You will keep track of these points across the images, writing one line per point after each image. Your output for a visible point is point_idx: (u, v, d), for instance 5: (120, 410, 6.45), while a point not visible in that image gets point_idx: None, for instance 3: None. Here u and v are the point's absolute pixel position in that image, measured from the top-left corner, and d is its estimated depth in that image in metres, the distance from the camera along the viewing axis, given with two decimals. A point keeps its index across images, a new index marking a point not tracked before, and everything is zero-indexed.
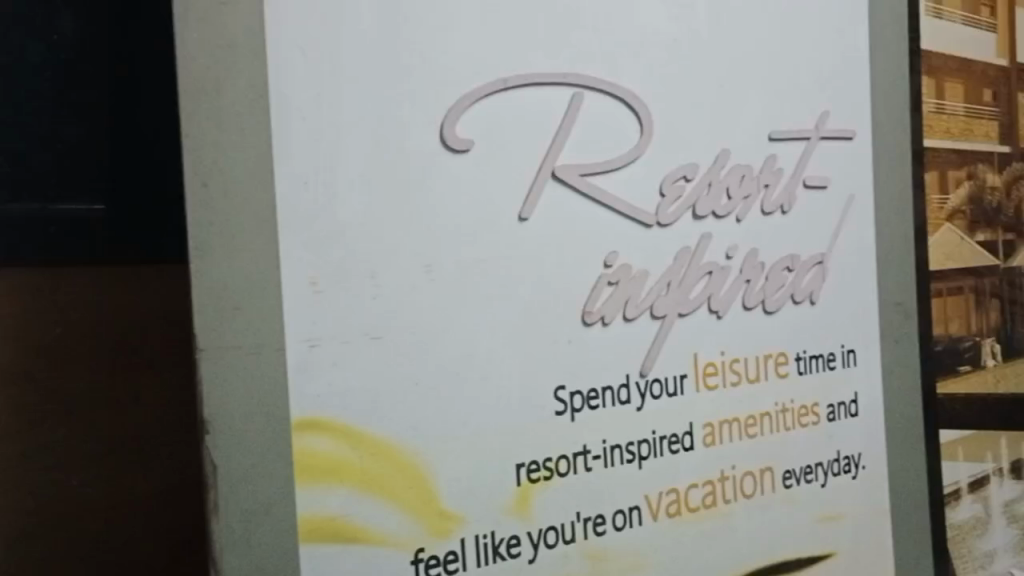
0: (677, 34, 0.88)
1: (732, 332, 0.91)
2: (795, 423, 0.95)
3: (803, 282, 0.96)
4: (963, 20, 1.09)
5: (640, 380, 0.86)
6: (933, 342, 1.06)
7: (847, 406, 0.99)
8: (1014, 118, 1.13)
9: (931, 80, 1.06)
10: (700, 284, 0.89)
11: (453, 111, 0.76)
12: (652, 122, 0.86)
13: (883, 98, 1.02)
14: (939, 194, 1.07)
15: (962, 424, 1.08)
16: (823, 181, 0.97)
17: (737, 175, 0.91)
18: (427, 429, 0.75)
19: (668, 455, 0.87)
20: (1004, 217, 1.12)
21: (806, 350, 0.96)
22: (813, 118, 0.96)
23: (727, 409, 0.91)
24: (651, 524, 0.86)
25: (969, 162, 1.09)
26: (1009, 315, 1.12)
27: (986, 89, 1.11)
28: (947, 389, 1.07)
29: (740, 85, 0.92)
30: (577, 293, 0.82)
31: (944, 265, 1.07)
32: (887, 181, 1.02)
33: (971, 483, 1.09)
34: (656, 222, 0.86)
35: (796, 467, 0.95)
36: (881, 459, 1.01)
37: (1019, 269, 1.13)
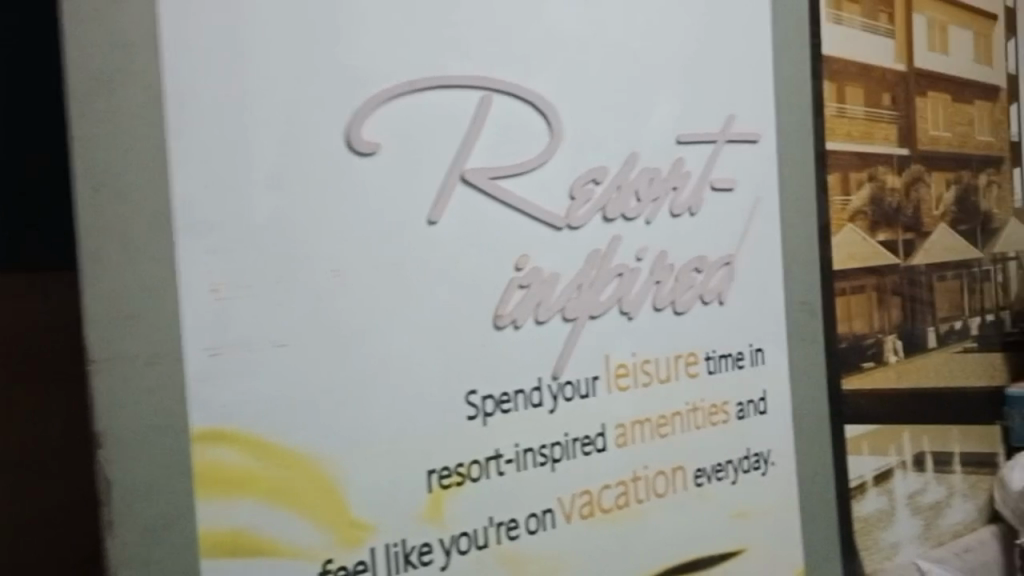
0: (587, 37, 0.88)
1: (643, 333, 0.92)
2: (705, 422, 0.96)
3: (712, 282, 0.97)
4: (863, 26, 1.12)
5: (553, 383, 0.86)
6: (838, 340, 1.08)
7: (756, 404, 1.00)
8: (911, 121, 1.18)
9: (833, 85, 1.09)
10: (611, 285, 0.90)
11: (359, 113, 0.75)
12: (562, 125, 0.86)
13: (789, 102, 1.04)
14: (842, 195, 1.10)
15: (866, 420, 1.11)
16: (729, 183, 0.98)
17: (646, 178, 0.92)
18: (336, 437, 0.73)
19: (581, 457, 0.87)
20: (903, 217, 1.17)
21: (716, 350, 0.97)
22: (721, 121, 0.98)
23: (639, 409, 0.91)
24: (565, 526, 0.86)
25: (870, 164, 1.13)
26: (909, 311, 1.17)
27: (885, 93, 1.15)
28: (851, 384, 1.10)
29: (649, 88, 0.93)
30: (488, 296, 0.82)
31: (847, 265, 1.10)
32: (794, 182, 1.04)
33: (876, 477, 1.12)
34: (566, 225, 0.87)
35: (707, 465, 0.96)
36: (789, 455, 1.03)
37: (917, 268, 1.18)
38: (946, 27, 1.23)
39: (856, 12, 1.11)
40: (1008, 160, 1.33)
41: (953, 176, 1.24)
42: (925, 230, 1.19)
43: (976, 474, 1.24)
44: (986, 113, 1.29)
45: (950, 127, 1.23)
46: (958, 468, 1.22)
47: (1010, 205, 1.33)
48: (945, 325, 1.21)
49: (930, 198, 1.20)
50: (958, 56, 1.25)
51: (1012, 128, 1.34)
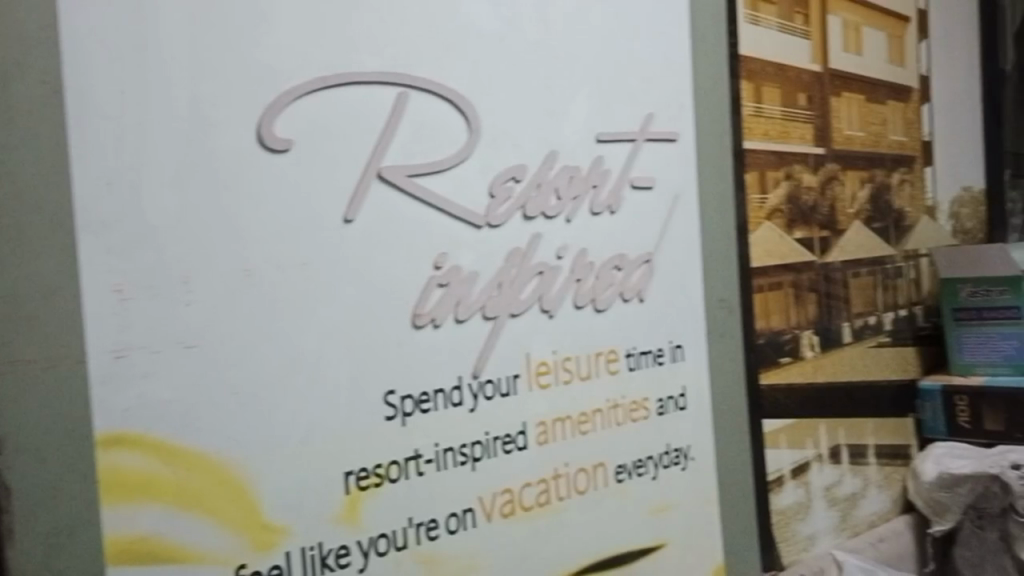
0: (504, 34, 0.88)
1: (563, 331, 0.92)
2: (626, 419, 0.97)
3: (632, 280, 0.98)
4: (779, 27, 1.14)
5: (473, 382, 0.85)
6: (756, 337, 1.10)
7: (676, 400, 1.01)
8: (826, 121, 1.21)
9: (751, 85, 1.10)
10: (531, 284, 0.90)
11: (271, 109, 0.73)
12: (480, 123, 0.86)
13: (706, 102, 1.05)
14: (759, 193, 1.12)
15: (784, 414, 1.13)
16: (648, 181, 0.99)
17: (566, 176, 0.92)
18: (248, 439, 0.72)
19: (501, 456, 0.87)
20: (819, 215, 1.19)
21: (636, 346, 0.98)
22: (639, 120, 0.99)
23: (560, 407, 0.91)
24: (486, 525, 0.85)
25: (787, 163, 1.15)
26: (826, 307, 1.19)
27: (801, 93, 1.17)
28: (769, 379, 1.12)
29: (567, 86, 0.93)
30: (405, 294, 0.81)
31: (765, 262, 1.12)
32: (711, 181, 1.06)
33: (793, 470, 1.14)
34: (486, 223, 0.86)
35: (628, 461, 0.97)
36: (709, 449, 1.04)
37: (833, 264, 1.21)
38: (860, 28, 1.26)
39: (772, 13, 1.13)
40: (921, 159, 1.37)
41: (867, 174, 1.27)
42: (839, 227, 1.22)
43: (890, 465, 1.27)
44: (898, 113, 1.33)
45: (864, 126, 1.26)
46: (872, 460, 1.25)
47: (923, 203, 1.37)
48: (860, 320, 1.25)
49: (845, 197, 1.23)
50: (871, 56, 1.28)
51: (925, 127, 1.37)
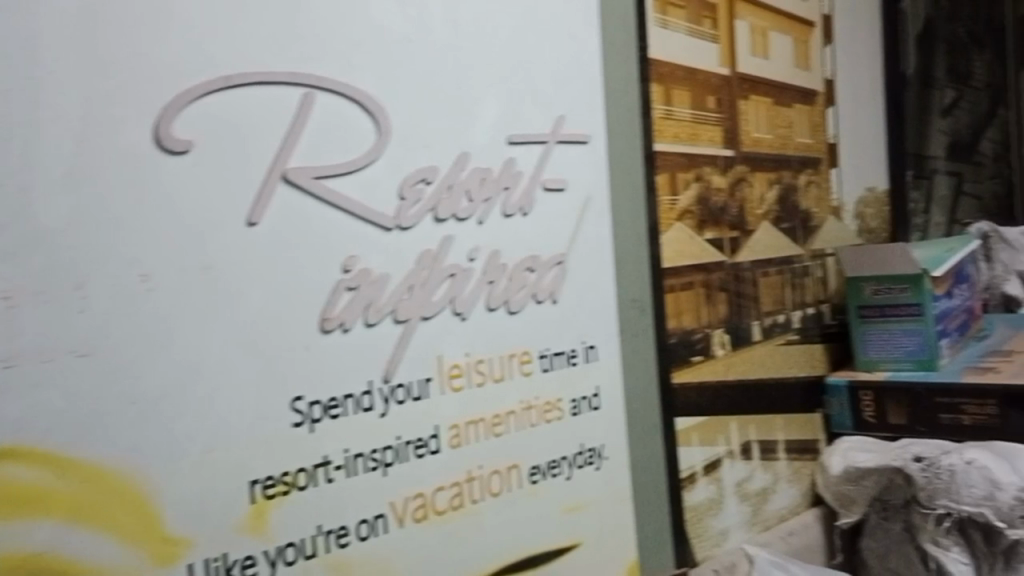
0: (412, 33, 0.87)
1: (476, 332, 0.92)
2: (539, 420, 0.97)
3: (544, 281, 0.98)
4: (688, 30, 1.15)
5: (384, 386, 0.84)
6: (668, 336, 1.12)
7: (589, 400, 1.02)
8: (735, 124, 1.23)
9: (660, 88, 1.12)
10: (443, 286, 0.89)
11: (169, 109, 0.71)
12: (390, 124, 0.85)
13: (616, 104, 1.07)
14: (670, 195, 1.13)
15: (695, 412, 1.15)
16: (560, 183, 0.99)
17: (477, 177, 0.92)
18: (148, 449, 0.70)
19: (413, 460, 0.86)
20: (729, 216, 1.22)
21: (549, 347, 0.98)
22: (551, 122, 0.99)
23: (472, 410, 0.91)
24: (398, 531, 0.85)
25: (697, 165, 1.17)
26: (736, 306, 1.22)
27: (710, 96, 1.19)
28: (681, 378, 1.13)
29: (477, 87, 0.93)
30: (313, 298, 0.80)
31: (675, 262, 1.13)
32: (622, 183, 1.07)
33: (705, 466, 1.16)
34: (395, 225, 0.85)
35: (542, 462, 0.97)
36: (622, 448, 1.05)
37: (742, 264, 1.23)
38: (767, 33, 1.28)
39: (681, 17, 1.14)
40: (827, 160, 1.40)
41: (774, 176, 1.30)
42: (748, 227, 1.25)
43: (799, 460, 1.30)
44: (804, 116, 1.36)
45: (771, 129, 1.29)
46: (782, 455, 1.28)
47: (829, 204, 1.41)
48: (769, 319, 1.27)
49: (753, 198, 1.26)
50: (778, 60, 1.31)
51: (830, 130, 1.41)
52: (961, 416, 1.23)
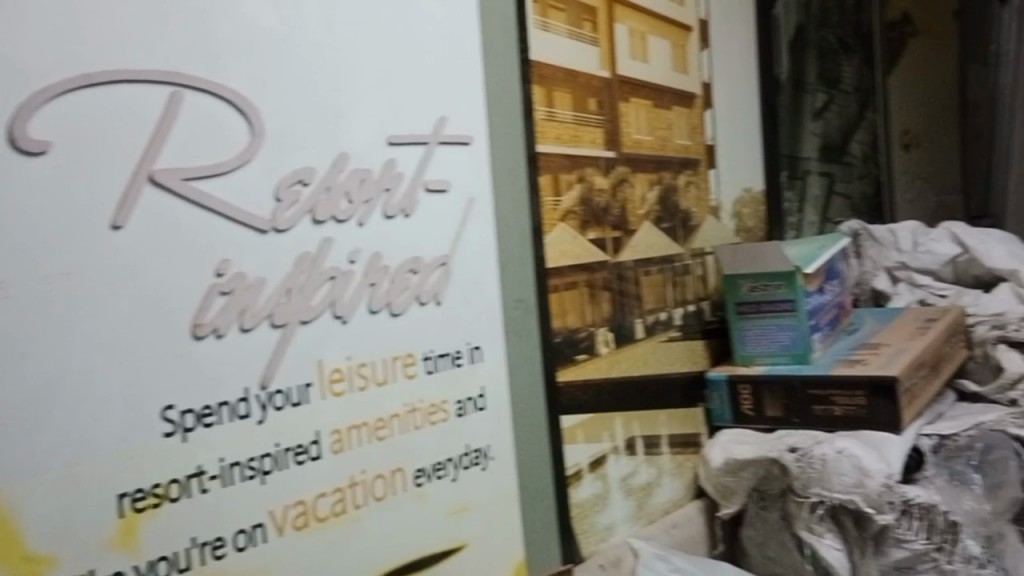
0: (287, 32, 0.85)
1: (357, 337, 0.90)
2: (424, 422, 0.96)
3: (428, 283, 0.98)
4: (568, 33, 1.17)
5: (261, 393, 0.82)
6: (552, 335, 1.13)
7: (475, 401, 1.02)
8: (616, 126, 1.25)
9: (542, 89, 1.13)
10: (323, 288, 0.88)
11: (26, 107, 0.68)
12: (264, 125, 0.83)
13: (498, 107, 1.07)
14: (553, 196, 1.15)
15: (580, 410, 1.17)
16: (442, 184, 0.99)
17: (356, 179, 0.91)
18: (7, 464, 0.66)
19: (293, 467, 0.85)
20: (611, 216, 1.24)
21: (434, 349, 0.98)
22: (432, 124, 0.99)
23: (355, 415, 0.90)
24: (277, 539, 0.83)
25: (579, 166, 1.19)
26: (619, 305, 1.24)
27: (591, 98, 1.21)
28: (566, 377, 1.15)
29: (356, 87, 0.91)
30: (184, 303, 0.77)
31: (560, 262, 1.15)
32: (504, 184, 1.08)
33: (590, 463, 1.19)
34: (272, 227, 0.84)
35: (427, 465, 0.97)
36: (508, 448, 1.06)
37: (624, 263, 1.26)
38: (646, 36, 1.31)
39: (561, 20, 1.16)
40: (705, 161, 1.44)
41: (655, 177, 1.33)
42: (630, 228, 1.27)
43: (682, 454, 1.34)
44: (683, 118, 1.39)
45: (651, 131, 1.32)
46: (666, 450, 1.31)
47: (708, 204, 1.45)
48: (651, 316, 1.31)
49: (635, 198, 1.28)
50: (657, 64, 1.34)
51: (708, 132, 1.45)
52: (833, 407, 1.27)
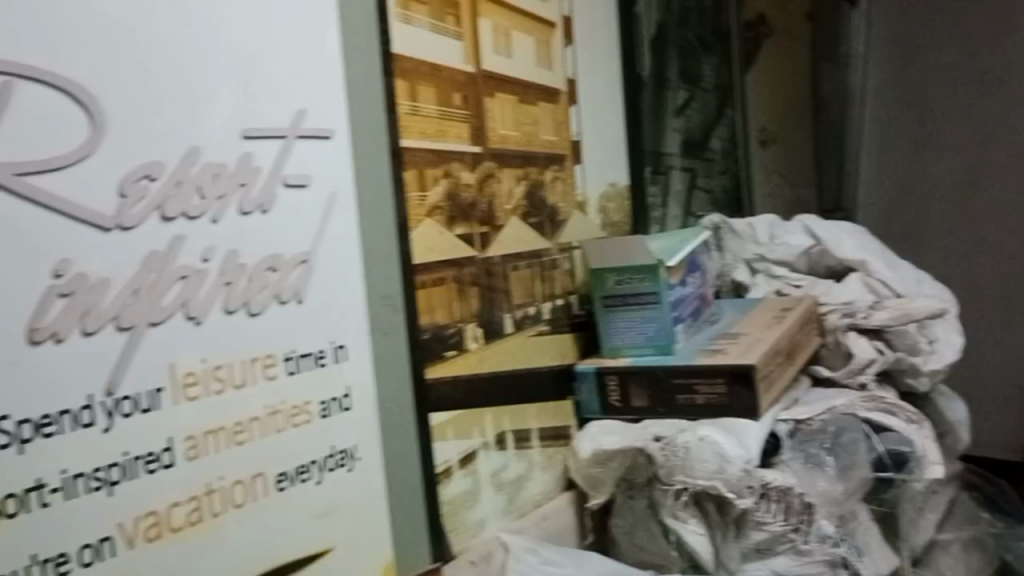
0: (134, 18, 0.81)
1: (212, 338, 0.87)
2: (286, 424, 0.94)
3: (288, 281, 0.95)
4: (431, 27, 1.16)
5: (107, 399, 0.78)
6: (420, 332, 1.12)
7: (341, 401, 1.00)
8: (481, 121, 1.25)
9: (405, 83, 1.11)
10: (174, 289, 0.84)
11: None
12: (107, 117, 0.79)
13: (359, 101, 1.05)
14: (418, 191, 1.13)
15: (449, 407, 1.16)
16: (302, 179, 0.96)
17: (209, 173, 0.87)
18: None
19: (144, 476, 0.81)
20: (478, 212, 1.24)
21: (296, 349, 0.95)
22: (291, 116, 0.95)
23: (211, 419, 0.86)
24: (127, 552, 0.79)
25: (445, 161, 1.18)
26: (487, 301, 1.24)
27: (455, 93, 1.20)
28: (435, 373, 1.14)
29: (209, 77, 0.87)
30: (17, 306, 0.72)
31: (426, 258, 1.14)
32: (368, 179, 1.06)
33: (460, 459, 1.18)
34: (116, 225, 0.79)
35: (290, 469, 0.94)
36: (375, 449, 1.04)
37: (492, 259, 1.26)
38: (510, 32, 1.31)
39: (423, 13, 1.14)
40: (571, 157, 1.46)
41: (522, 172, 1.33)
42: (497, 222, 1.28)
43: (552, 446, 1.36)
44: (548, 114, 1.41)
45: (517, 126, 1.32)
46: (535, 443, 1.33)
47: (574, 199, 1.46)
48: (520, 311, 1.31)
49: (502, 193, 1.29)
50: (522, 59, 1.34)
51: (574, 128, 1.47)
52: (695, 396, 1.30)
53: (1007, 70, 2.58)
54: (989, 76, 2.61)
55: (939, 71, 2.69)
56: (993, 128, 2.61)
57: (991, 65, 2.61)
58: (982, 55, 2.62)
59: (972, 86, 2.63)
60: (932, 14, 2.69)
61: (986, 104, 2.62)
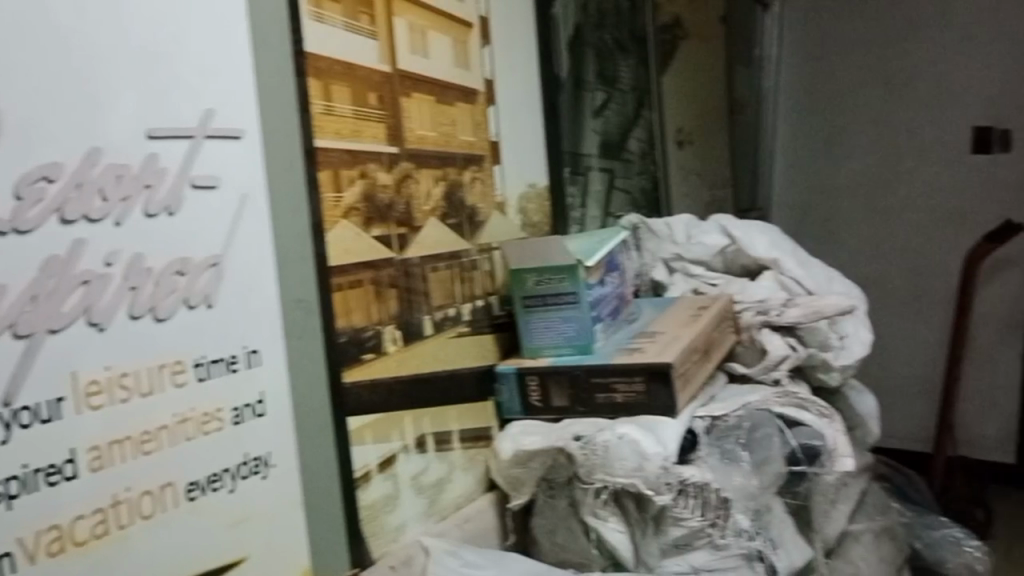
0: (34, 11, 0.77)
1: (117, 345, 0.84)
2: (197, 432, 0.91)
3: (198, 285, 0.92)
4: (344, 25, 1.14)
5: (4, 410, 0.74)
6: (336, 336, 1.10)
7: (254, 407, 0.98)
8: (398, 121, 1.24)
9: (318, 83, 1.10)
10: (76, 294, 0.80)
11: None
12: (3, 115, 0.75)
13: (271, 100, 1.03)
14: (334, 192, 1.12)
15: (367, 410, 1.15)
16: (211, 180, 0.94)
17: (112, 174, 0.83)
18: None
19: (45, 489, 0.77)
20: (396, 213, 1.23)
21: (207, 355, 0.93)
22: (199, 116, 0.93)
23: (116, 428, 0.83)
24: (28, 569, 0.76)
25: (361, 161, 1.16)
26: (406, 302, 1.23)
27: (371, 93, 1.18)
28: (352, 376, 1.13)
29: (115, 75, 0.84)
30: None
31: (342, 260, 1.12)
32: (281, 180, 1.04)
33: (379, 463, 1.17)
34: (12, 228, 0.75)
35: (201, 477, 0.92)
36: (290, 455, 1.03)
37: (411, 260, 1.25)
38: (427, 32, 1.31)
39: (337, 11, 1.13)
40: (490, 157, 1.46)
41: (440, 172, 1.33)
42: (415, 224, 1.27)
43: (473, 447, 1.36)
44: (466, 114, 1.40)
45: (434, 126, 1.32)
46: (456, 444, 1.33)
47: (493, 199, 1.46)
48: (440, 312, 1.31)
49: (420, 194, 1.28)
50: (439, 59, 1.34)
51: (492, 128, 1.47)
52: (614, 395, 1.31)
53: (911, 74, 2.76)
54: (894, 80, 2.79)
55: (846, 76, 2.86)
56: (896, 130, 2.79)
57: (896, 69, 2.79)
58: (889, 61, 2.79)
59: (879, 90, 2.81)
60: (843, 20, 2.85)
61: (890, 108, 2.80)
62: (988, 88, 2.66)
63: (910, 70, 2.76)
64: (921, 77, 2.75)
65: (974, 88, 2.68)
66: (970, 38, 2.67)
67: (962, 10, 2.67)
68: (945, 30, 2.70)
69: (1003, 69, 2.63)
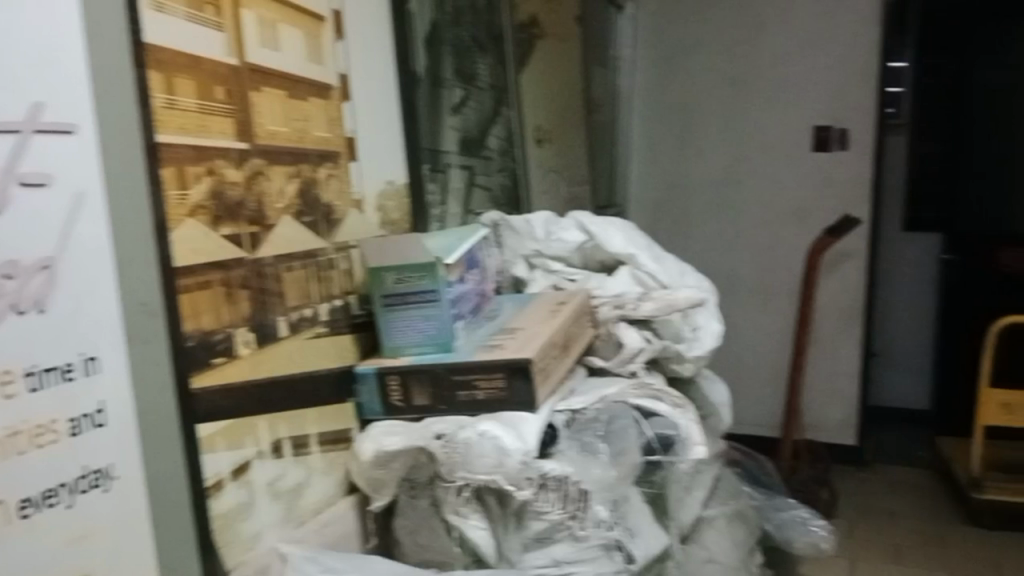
0: None
1: None
2: (29, 445, 0.86)
3: (29, 288, 0.86)
4: (187, 16, 1.09)
5: None
6: (183, 339, 1.06)
7: (93, 417, 0.93)
8: (247, 116, 1.20)
9: (159, 75, 1.05)
10: None
11: None
12: None
13: (108, 92, 0.97)
14: (178, 189, 1.07)
15: (218, 416, 1.11)
16: (42, 178, 0.88)
17: None
18: None
19: None
20: (246, 211, 1.19)
21: (38, 364, 0.87)
22: (27, 108, 0.86)
23: None
24: None
25: (207, 157, 1.12)
26: (259, 303, 1.20)
27: (217, 86, 1.14)
28: (202, 382, 1.08)
29: None
30: None
31: (189, 261, 1.08)
32: (120, 178, 0.98)
33: (232, 471, 1.13)
34: None
35: (35, 493, 0.86)
36: (134, 466, 0.98)
37: (263, 259, 1.21)
38: (277, 25, 1.27)
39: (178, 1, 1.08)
40: (346, 153, 1.43)
41: (293, 169, 1.29)
42: (267, 222, 1.23)
43: (333, 450, 1.34)
44: (320, 109, 1.37)
45: (286, 122, 1.28)
46: (315, 447, 1.30)
47: (350, 197, 1.43)
48: (295, 313, 1.27)
49: (273, 191, 1.24)
50: (291, 53, 1.30)
51: (348, 124, 1.44)
52: (475, 391, 1.31)
53: (753, 90, 3.18)
54: (740, 95, 3.20)
55: (684, 93, 3.27)
56: (739, 140, 3.22)
57: (741, 86, 3.20)
58: (734, 78, 3.20)
59: (716, 107, 3.24)
60: (678, 45, 3.26)
61: (730, 122, 3.23)
62: (809, 106, 3.12)
63: (745, 90, 3.19)
64: (759, 95, 3.18)
65: (797, 106, 3.14)
66: (794, 64, 3.12)
67: (785, 39, 3.12)
68: (773, 57, 3.14)
69: (820, 91, 3.10)
